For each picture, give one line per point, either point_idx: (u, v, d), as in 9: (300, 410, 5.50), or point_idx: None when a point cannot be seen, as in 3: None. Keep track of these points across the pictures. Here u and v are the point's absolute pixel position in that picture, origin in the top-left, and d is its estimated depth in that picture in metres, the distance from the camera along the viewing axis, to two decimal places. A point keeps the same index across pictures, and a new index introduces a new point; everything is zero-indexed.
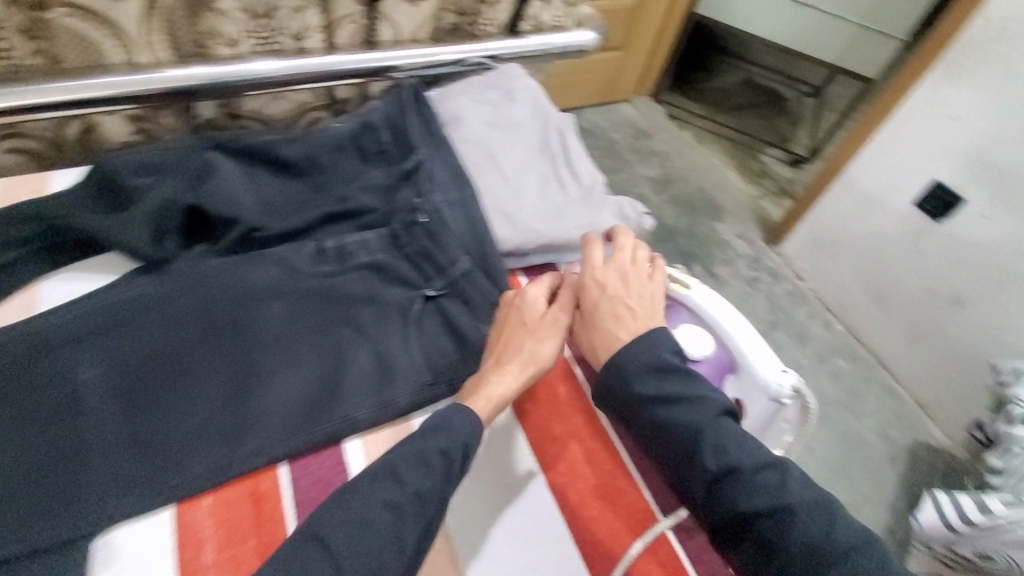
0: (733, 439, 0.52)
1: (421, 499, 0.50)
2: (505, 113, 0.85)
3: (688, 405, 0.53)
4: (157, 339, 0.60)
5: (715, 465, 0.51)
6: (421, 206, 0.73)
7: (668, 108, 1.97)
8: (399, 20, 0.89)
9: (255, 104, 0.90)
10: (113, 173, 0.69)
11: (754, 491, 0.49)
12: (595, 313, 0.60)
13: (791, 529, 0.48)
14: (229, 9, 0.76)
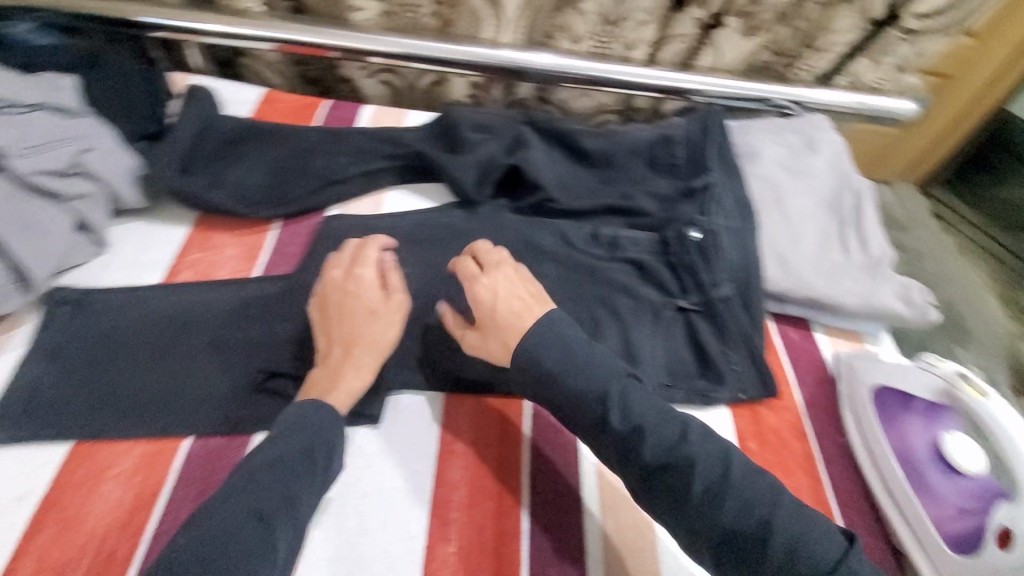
0: (638, 397, 0.54)
1: (239, 498, 0.46)
2: (802, 160, 0.84)
3: (572, 359, 0.54)
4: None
5: (648, 446, 0.51)
6: (703, 224, 0.75)
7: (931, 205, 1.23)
8: (726, 50, 0.91)
9: (566, 95, 1.00)
10: (456, 122, 0.84)
11: (657, 447, 0.51)
12: (513, 326, 0.57)
13: (693, 481, 0.50)
14: (588, 10, 0.86)
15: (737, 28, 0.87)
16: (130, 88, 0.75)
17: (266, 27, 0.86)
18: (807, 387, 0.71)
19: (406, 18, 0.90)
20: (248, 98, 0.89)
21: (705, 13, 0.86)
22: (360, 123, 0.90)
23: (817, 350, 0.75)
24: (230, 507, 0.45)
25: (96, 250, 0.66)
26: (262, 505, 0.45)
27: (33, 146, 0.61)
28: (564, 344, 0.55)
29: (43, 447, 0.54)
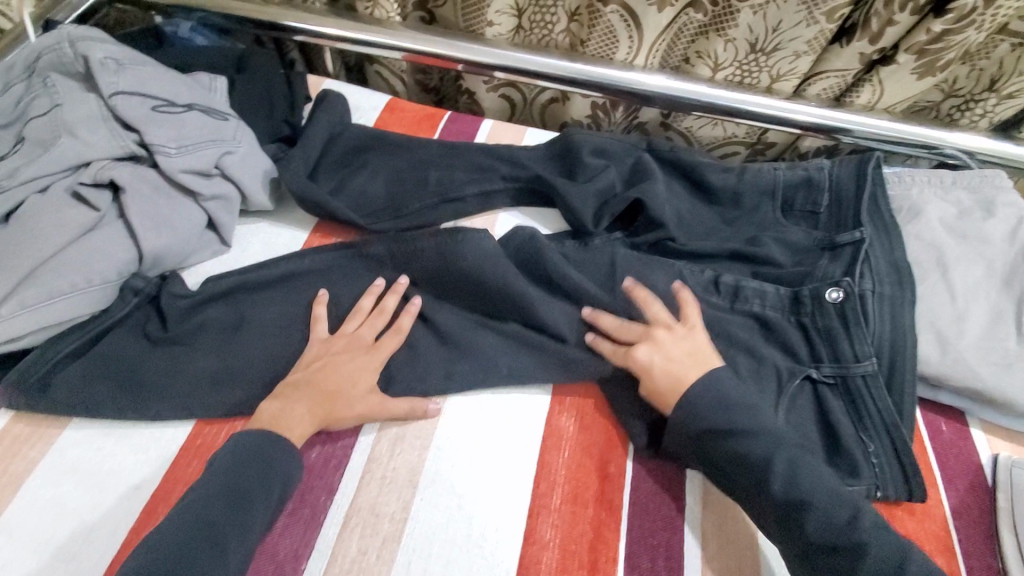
0: (808, 470, 0.52)
1: (195, 520, 0.45)
2: (971, 223, 0.73)
3: (753, 433, 0.54)
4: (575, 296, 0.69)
5: (813, 520, 0.50)
6: (849, 286, 0.66)
7: None
8: (888, 88, 0.81)
9: (692, 124, 0.93)
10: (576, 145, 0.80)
11: (825, 526, 0.49)
12: (665, 392, 0.58)
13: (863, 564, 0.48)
14: (737, 37, 0.79)
15: (910, 66, 0.76)
16: (271, 90, 0.79)
17: (401, 38, 0.86)
18: (957, 493, 0.61)
19: (538, 36, 0.91)
20: (372, 104, 0.90)
21: (872, 48, 0.76)
22: (478, 138, 0.89)
23: (972, 449, 0.64)
24: (184, 526, 0.45)
25: (220, 248, 0.68)
26: (214, 520, 0.46)
27: (181, 146, 0.64)
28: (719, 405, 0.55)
29: (160, 437, 0.56)
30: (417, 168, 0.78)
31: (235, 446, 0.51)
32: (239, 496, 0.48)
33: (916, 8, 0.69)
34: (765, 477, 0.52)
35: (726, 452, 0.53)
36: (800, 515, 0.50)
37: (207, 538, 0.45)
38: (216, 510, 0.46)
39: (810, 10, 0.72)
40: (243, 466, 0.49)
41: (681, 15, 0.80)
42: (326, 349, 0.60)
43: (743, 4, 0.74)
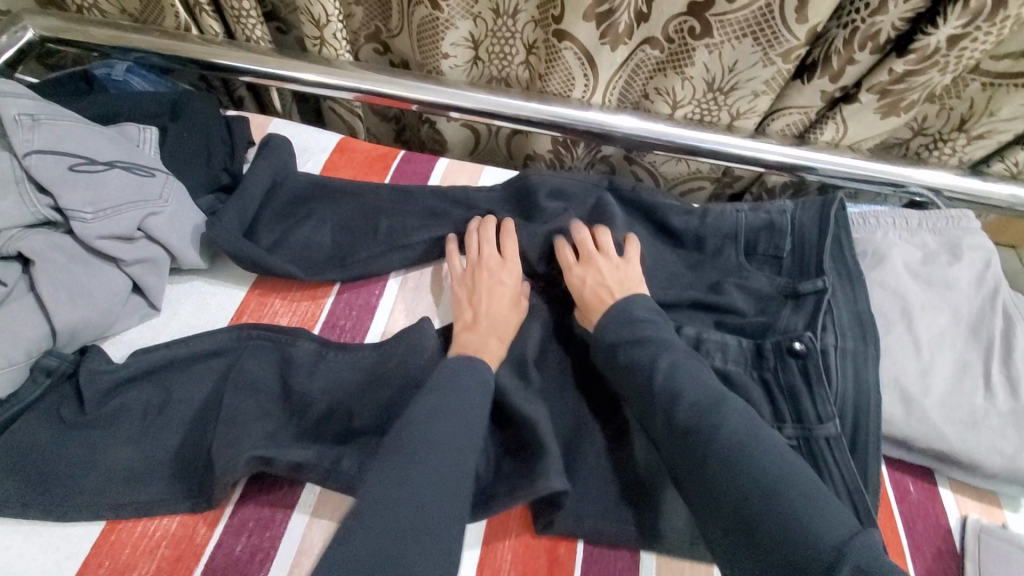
0: (688, 366, 0.57)
1: (454, 399, 0.55)
2: (936, 268, 0.70)
3: (648, 343, 0.59)
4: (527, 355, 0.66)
5: (682, 406, 0.53)
6: (811, 342, 0.63)
7: None
8: (851, 126, 0.78)
9: (654, 160, 0.91)
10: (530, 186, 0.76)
11: (697, 407, 0.53)
12: (593, 306, 0.66)
13: (714, 439, 0.50)
14: (695, 77, 0.76)
15: (871, 105, 0.74)
16: (208, 136, 0.74)
17: (351, 77, 0.82)
18: (924, 560, 0.59)
19: (499, 67, 0.86)
20: (321, 145, 0.85)
21: (834, 87, 0.73)
22: (432, 179, 0.84)
23: (941, 512, 0.62)
24: (426, 421, 0.52)
25: (149, 313, 0.65)
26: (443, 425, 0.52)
27: (99, 210, 0.59)
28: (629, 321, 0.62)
29: (70, 534, 0.52)
30: (368, 216, 0.74)
31: (423, 404, 0.54)
32: (449, 431, 0.52)
33: (876, 47, 0.67)
34: (655, 376, 0.56)
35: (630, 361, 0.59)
36: (674, 404, 0.54)
37: (431, 462, 0.50)
38: (444, 435, 0.52)
39: (765, 51, 0.70)
40: (453, 398, 0.55)
41: (637, 52, 0.77)
42: (477, 275, 0.69)
43: (698, 43, 0.72)
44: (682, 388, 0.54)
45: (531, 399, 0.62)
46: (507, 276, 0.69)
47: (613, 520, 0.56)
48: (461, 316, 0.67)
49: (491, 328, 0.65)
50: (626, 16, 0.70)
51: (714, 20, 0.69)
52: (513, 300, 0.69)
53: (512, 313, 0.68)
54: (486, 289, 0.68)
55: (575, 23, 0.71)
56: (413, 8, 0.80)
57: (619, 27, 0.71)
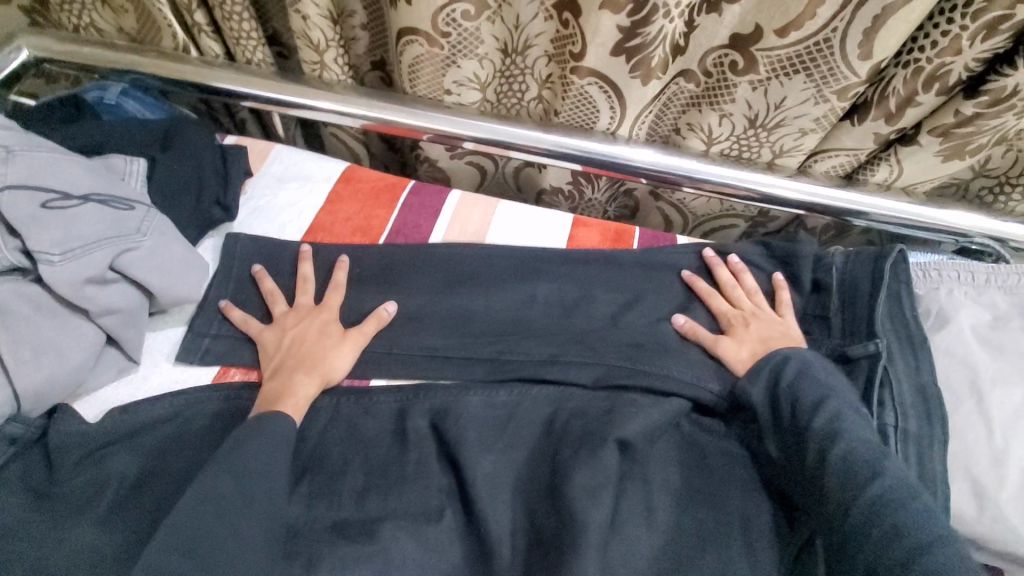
0: (850, 414, 0.54)
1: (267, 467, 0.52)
2: (1010, 333, 0.61)
3: (815, 379, 0.57)
4: (626, 432, 0.56)
5: (837, 447, 0.51)
6: (868, 419, 0.58)
7: None
8: (908, 169, 0.71)
9: (684, 196, 0.84)
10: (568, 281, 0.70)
11: (847, 461, 0.50)
12: (758, 347, 0.62)
13: (867, 485, 0.48)
14: (735, 113, 0.69)
15: (933, 148, 0.66)
16: (201, 170, 0.69)
17: (358, 106, 0.76)
18: None
19: (507, 104, 0.81)
20: (324, 175, 0.79)
21: (890, 128, 0.66)
22: (443, 212, 0.78)
23: None
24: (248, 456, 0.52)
25: (127, 365, 0.59)
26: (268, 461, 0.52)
27: (68, 250, 0.53)
28: (807, 373, 0.57)
29: None
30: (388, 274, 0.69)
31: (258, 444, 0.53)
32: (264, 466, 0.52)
33: (943, 88, 0.59)
34: (815, 413, 0.54)
35: (793, 385, 0.57)
36: (832, 444, 0.51)
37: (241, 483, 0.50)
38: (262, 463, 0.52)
39: (819, 88, 0.62)
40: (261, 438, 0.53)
41: (670, 84, 0.70)
42: (286, 326, 0.63)
43: (739, 78, 0.65)
44: (842, 430, 0.52)
45: (594, 491, 0.52)
46: (324, 316, 0.64)
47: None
48: (271, 366, 0.60)
49: (298, 364, 0.60)
50: (660, 49, 0.63)
51: (758, 54, 0.62)
52: (346, 335, 0.63)
53: (335, 352, 0.62)
54: (301, 334, 0.62)
55: (605, 53, 0.65)
56: (403, 47, 0.72)
57: (652, 60, 0.64)
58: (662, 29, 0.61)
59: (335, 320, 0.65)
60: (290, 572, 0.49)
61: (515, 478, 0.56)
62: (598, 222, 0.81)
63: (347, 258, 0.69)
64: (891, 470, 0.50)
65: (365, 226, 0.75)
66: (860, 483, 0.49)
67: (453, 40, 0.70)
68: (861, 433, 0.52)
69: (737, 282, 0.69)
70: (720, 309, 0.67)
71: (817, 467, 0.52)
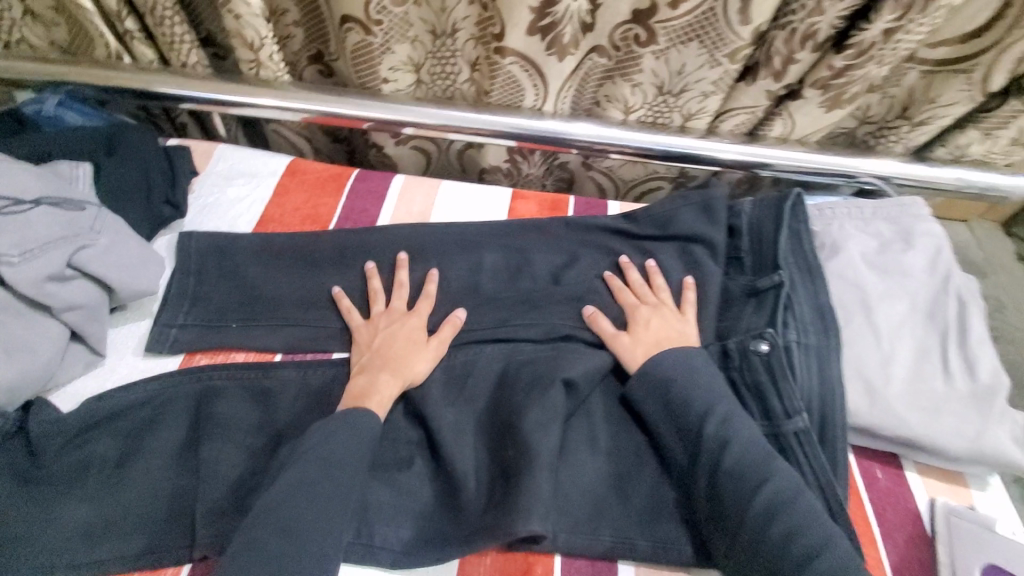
0: (714, 400, 0.58)
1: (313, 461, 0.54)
2: (891, 255, 0.71)
3: (681, 371, 0.61)
4: (571, 373, 0.62)
5: (708, 426, 0.56)
6: (771, 337, 0.64)
7: None
8: (800, 121, 0.80)
9: (612, 163, 0.92)
10: (516, 245, 0.76)
11: (720, 435, 0.56)
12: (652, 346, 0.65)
13: (727, 458, 0.54)
14: (644, 81, 0.77)
15: (816, 100, 0.75)
16: (148, 171, 0.72)
17: (297, 99, 0.79)
18: (895, 547, 0.59)
19: (442, 86, 0.86)
20: (270, 169, 0.82)
21: (778, 86, 0.74)
22: (389, 195, 0.83)
23: (909, 496, 0.62)
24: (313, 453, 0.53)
25: (94, 360, 0.62)
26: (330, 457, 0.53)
27: (26, 252, 0.56)
28: (685, 371, 0.60)
29: None
30: (339, 255, 0.73)
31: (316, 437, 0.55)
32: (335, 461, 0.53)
33: (815, 45, 0.68)
34: (685, 399, 0.59)
35: (665, 379, 0.60)
36: (700, 423, 0.57)
37: (312, 477, 0.51)
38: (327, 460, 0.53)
39: (711, 53, 0.70)
40: (333, 437, 0.55)
41: (585, 59, 0.77)
42: (378, 329, 0.66)
43: (644, 49, 0.72)
44: (712, 410, 0.57)
45: (544, 424, 0.58)
46: (412, 324, 0.67)
47: (586, 532, 0.55)
48: (358, 360, 0.64)
49: (384, 364, 0.63)
50: (570, 26, 0.69)
51: (657, 26, 0.69)
52: (430, 342, 0.66)
53: (420, 356, 0.64)
54: (388, 335, 0.66)
55: (521, 34, 0.70)
56: (343, 34, 0.76)
57: (564, 38, 0.70)
58: (568, 8, 0.67)
59: (423, 327, 0.68)
60: None
61: (474, 422, 0.62)
62: (534, 194, 0.87)
63: (374, 264, 0.72)
64: (741, 442, 0.55)
65: (315, 214, 0.79)
66: (723, 454, 0.54)
67: (386, 26, 0.75)
68: (732, 412, 0.58)
69: (641, 284, 0.72)
70: (626, 311, 0.69)
71: (693, 444, 0.57)
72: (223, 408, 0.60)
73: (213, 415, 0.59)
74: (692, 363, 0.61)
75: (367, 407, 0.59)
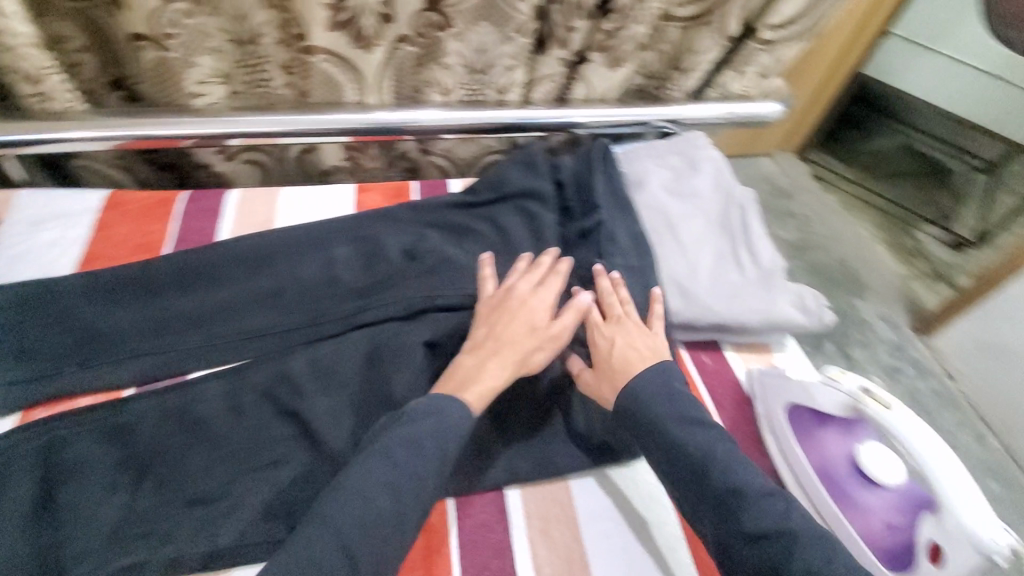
0: (697, 429, 0.57)
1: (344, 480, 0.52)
2: (685, 181, 0.85)
3: (701, 430, 0.57)
4: (431, 332, 0.69)
5: (690, 449, 0.56)
6: (600, 265, 0.75)
7: (815, 170, 1.83)
8: (595, 81, 0.91)
9: (446, 144, 0.98)
10: (365, 234, 0.79)
11: (727, 469, 0.54)
12: (617, 369, 0.64)
13: (745, 501, 0.52)
14: (453, 63, 0.83)
15: (601, 61, 0.87)
16: None
17: (110, 125, 0.76)
18: (726, 413, 0.73)
19: (259, 94, 0.84)
20: (86, 206, 0.77)
21: (568, 53, 0.85)
22: (227, 211, 0.81)
23: (730, 371, 0.77)
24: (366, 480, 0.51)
25: None
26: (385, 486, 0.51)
27: None
28: (663, 395, 0.60)
29: None
30: (181, 275, 0.71)
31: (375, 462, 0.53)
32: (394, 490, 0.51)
33: (586, 14, 0.80)
34: (669, 431, 0.57)
35: (674, 437, 0.56)
36: (681, 448, 0.56)
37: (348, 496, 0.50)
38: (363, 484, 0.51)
39: (502, 30, 0.80)
40: (375, 463, 0.52)
41: (395, 49, 0.80)
42: (503, 304, 0.69)
43: (444, 33, 0.79)
44: (710, 446, 0.56)
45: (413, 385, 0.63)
46: (541, 308, 0.68)
47: (467, 470, 0.61)
48: (471, 337, 0.67)
49: (497, 349, 0.65)
50: (369, 18, 0.74)
51: (449, 11, 0.76)
52: (552, 325, 0.68)
53: (530, 345, 0.66)
54: (505, 312, 0.68)
55: (324, 31, 0.75)
56: (137, 53, 0.73)
57: (367, 31, 0.76)
58: (359, 2, 0.72)
59: (573, 319, 0.69)
60: (149, 547, 0.53)
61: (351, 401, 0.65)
62: (377, 186, 0.91)
63: (489, 256, 0.74)
64: (738, 472, 0.54)
65: (148, 241, 0.76)
66: (721, 477, 0.54)
67: (181, 39, 0.73)
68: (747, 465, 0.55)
69: (608, 292, 0.71)
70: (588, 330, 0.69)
71: (693, 474, 0.55)
72: (73, 452, 0.57)
73: (65, 462, 0.57)
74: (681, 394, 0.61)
75: (459, 397, 0.59)
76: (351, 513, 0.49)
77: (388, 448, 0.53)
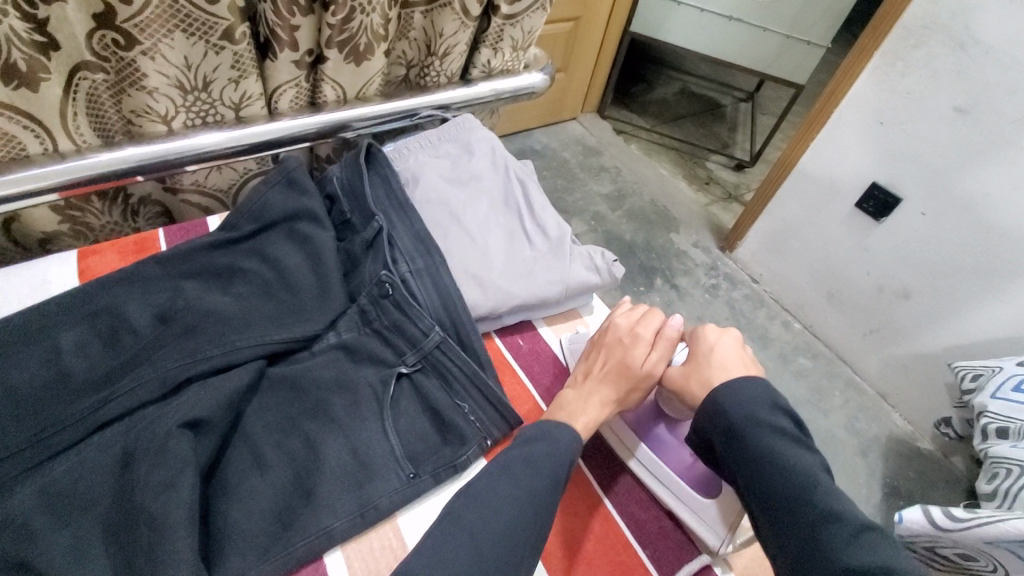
0: (809, 465, 0.57)
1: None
2: (461, 166, 0.83)
3: (801, 449, 0.58)
4: (193, 413, 0.55)
5: (792, 476, 0.56)
6: (388, 278, 0.69)
7: (613, 124, 1.98)
8: (343, 81, 0.84)
9: (196, 177, 0.84)
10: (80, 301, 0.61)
11: (823, 495, 0.55)
12: (685, 382, 0.67)
13: (852, 527, 0.52)
14: (160, 85, 0.70)
15: (342, 58, 0.80)
16: None
17: None
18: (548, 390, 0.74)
19: None
20: None
21: (300, 53, 0.77)
22: None
23: (547, 347, 0.78)
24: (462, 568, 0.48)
25: None
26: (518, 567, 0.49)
27: None
28: (751, 407, 0.61)
29: None
30: None
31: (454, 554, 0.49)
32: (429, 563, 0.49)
33: (301, 9, 0.72)
34: (817, 472, 0.57)
35: (744, 417, 0.60)
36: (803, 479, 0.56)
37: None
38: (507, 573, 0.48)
39: (204, 40, 0.69)
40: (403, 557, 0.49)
41: (76, 81, 0.66)
42: (604, 341, 0.72)
43: (132, 53, 0.66)
44: (825, 483, 0.56)
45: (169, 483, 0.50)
46: (648, 336, 0.70)
47: (272, 551, 0.53)
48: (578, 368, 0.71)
49: (625, 373, 0.68)
50: (18, 51, 0.59)
51: (128, 27, 0.63)
52: (662, 348, 0.70)
53: (634, 368, 0.68)
54: (608, 344, 0.71)
55: None
56: None
57: (20, 66, 0.60)
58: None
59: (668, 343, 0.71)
60: None
61: None
62: (111, 243, 0.76)
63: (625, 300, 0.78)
64: (845, 510, 0.54)
65: None
66: (822, 502, 0.54)
67: None
68: (828, 482, 0.57)
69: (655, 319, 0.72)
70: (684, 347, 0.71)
71: (791, 496, 0.55)
72: None
73: None
74: (736, 396, 0.62)
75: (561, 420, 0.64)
76: (478, 516, 0.52)
77: (511, 456, 0.57)
